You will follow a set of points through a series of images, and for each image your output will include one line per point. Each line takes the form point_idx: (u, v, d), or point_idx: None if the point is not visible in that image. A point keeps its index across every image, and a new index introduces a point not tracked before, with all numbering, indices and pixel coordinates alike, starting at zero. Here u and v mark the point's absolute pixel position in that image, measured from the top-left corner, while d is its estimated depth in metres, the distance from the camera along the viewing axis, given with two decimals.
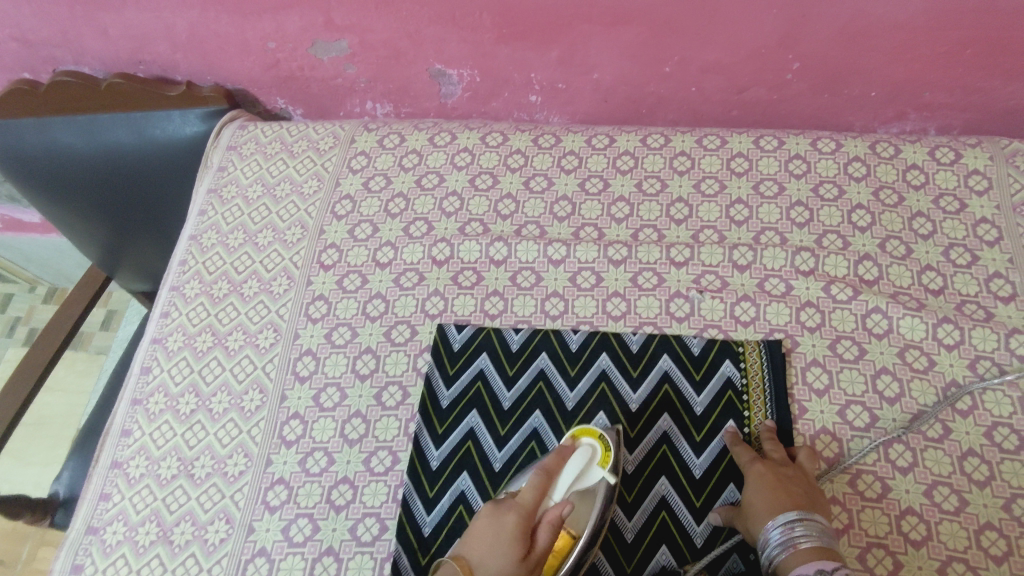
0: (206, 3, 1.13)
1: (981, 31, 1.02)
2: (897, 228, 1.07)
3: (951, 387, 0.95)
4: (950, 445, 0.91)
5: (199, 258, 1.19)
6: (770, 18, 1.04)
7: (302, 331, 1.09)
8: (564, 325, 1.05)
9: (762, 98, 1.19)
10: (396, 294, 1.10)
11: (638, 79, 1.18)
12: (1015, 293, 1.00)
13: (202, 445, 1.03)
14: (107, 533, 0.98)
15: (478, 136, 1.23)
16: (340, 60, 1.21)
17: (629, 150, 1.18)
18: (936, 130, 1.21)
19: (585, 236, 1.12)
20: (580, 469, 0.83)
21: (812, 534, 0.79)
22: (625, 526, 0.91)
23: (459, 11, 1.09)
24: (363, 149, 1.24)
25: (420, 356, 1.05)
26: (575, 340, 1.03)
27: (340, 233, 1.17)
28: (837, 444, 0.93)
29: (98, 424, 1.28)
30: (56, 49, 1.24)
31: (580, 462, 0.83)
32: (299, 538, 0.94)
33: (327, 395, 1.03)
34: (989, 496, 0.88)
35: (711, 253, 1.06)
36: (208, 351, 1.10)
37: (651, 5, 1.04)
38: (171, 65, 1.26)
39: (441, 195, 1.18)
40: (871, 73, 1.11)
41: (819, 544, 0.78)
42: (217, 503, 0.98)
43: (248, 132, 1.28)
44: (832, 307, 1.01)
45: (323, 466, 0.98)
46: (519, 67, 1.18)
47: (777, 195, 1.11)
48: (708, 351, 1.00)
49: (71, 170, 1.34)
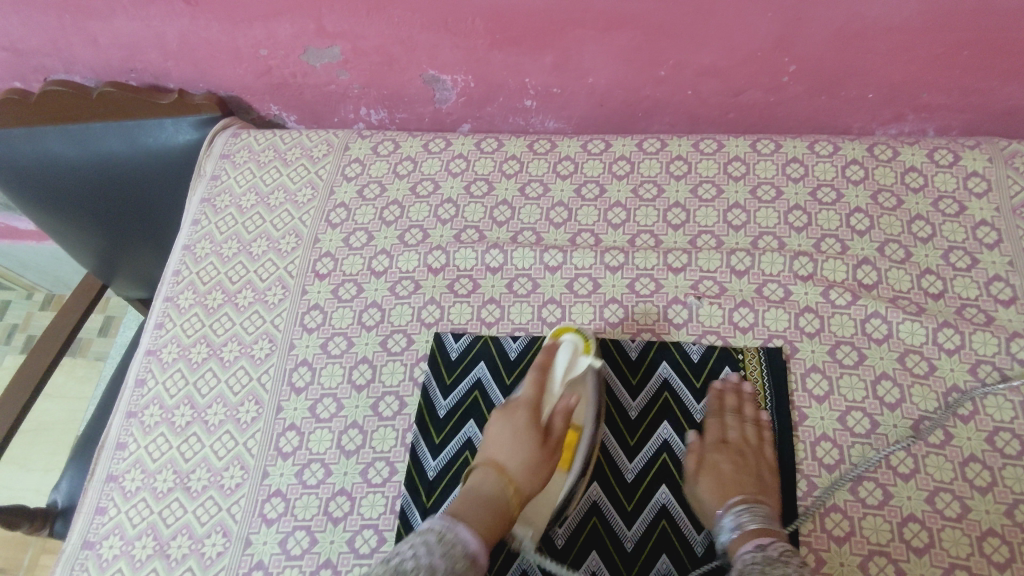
0: (196, 11, 1.08)
1: (978, 32, 1.00)
2: (895, 231, 1.05)
3: (952, 394, 0.92)
4: (951, 451, 0.89)
5: (193, 267, 1.15)
6: (764, 25, 1.03)
7: (298, 341, 1.05)
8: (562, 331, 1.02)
9: (758, 100, 1.17)
10: (392, 302, 1.07)
11: (634, 83, 1.15)
12: (1015, 296, 0.99)
13: (198, 457, 0.98)
14: (103, 548, 0.94)
15: (473, 142, 1.20)
16: (333, 66, 1.17)
17: (625, 154, 1.16)
18: (935, 130, 1.19)
19: (582, 242, 1.09)
20: (568, 358, 0.95)
21: (758, 517, 0.83)
22: (556, 533, 0.90)
23: (452, 16, 1.06)
24: (357, 157, 1.21)
25: (416, 365, 1.01)
26: None
27: (335, 241, 1.13)
28: (837, 451, 0.91)
29: (93, 431, 1.23)
30: (46, 58, 1.19)
31: (567, 353, 0.95)
32: (296, 552, 0.90)
33: (323, 406, 1.00)
34: (991, 502, 0.86)
35: (710, 259, 1.04)
36: (203, 362, 1.06)
37: (647, 10, 1.02)
38: (164, 73, 1.21)
39: (436, 203, 1.15)
40: (870, 77, 1.10)
41: (762, 526, 0.82)
42: (214, 515, 0.94)
43: (241, 140, 1.24)
44: (831, 312, 0.98)
45: (320, 478, 0.95)
46: (514, 72, 1.15)
47: (775, 199, 1.09)
48: (707, 358, 0.98)
49: (65, 179, 1.29)
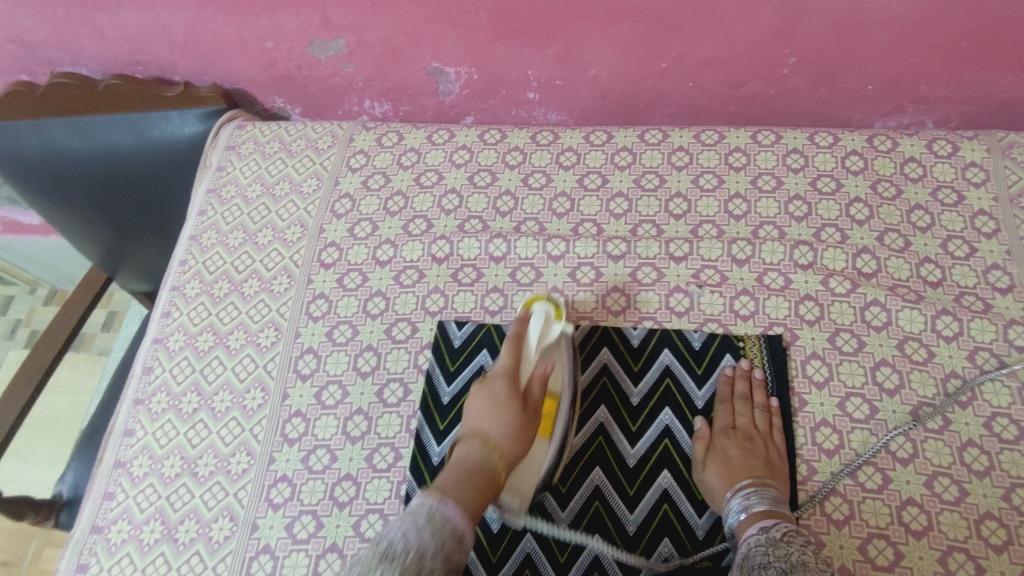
0: (201, 3, 1.02)
1: (973, 21, 0.89)
2: (893, 221, 0.94)
3: (951, 381, 0.84)
4: (950, 436, 0.81)
5: (199, 258, 1.06)
6: (766, 15, 0.92)
7: (303, 329, 0.97)
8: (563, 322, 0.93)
9: (758, 93, 1.04)
10: (396, 291, 0.98)
11: (635, 74, 1.04)
12: (1014, 285, 0.89)
13: (205, 444, 0.91)
14: (111, 532, 0.87)
15: (476, 133, 1.10)
16: (338, 59, 1.09)
17: (627, 146, 1.05)
18: (931, 121, 1.06)
19: (585, 231, 0.99)
20: (542, 326, 0.86)
21: (766, 499, 0.76)
22: (559, 516, 0.82)
23: (456, 8, 0.96)
24: (362, 148, 1.12)
25: (420, 352, 0.93)
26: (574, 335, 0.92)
27: (340, 232, 1.04)
28: (837, 436, 0.82)
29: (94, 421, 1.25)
30: (53, 51, 1.15)
31: (539, 321, 0.86)
32: (303, 535, 0.83)
33: (329, 393, 0.92)
34: (989, 486, 0.78)
35: (711, 248, 0.94)
36: (210, 350, 0.98)
37: (647, 3, 0.92)
38: (169, 66, 1.16)
39: (441, 192, 1.05)
40: (876, 67, 0.97)
41: (771, 507, 0.75)
42: (221, 500, 0.87)
43: (246, 131, 1.17)
44: (830, 300, 0.89)
45: (326, 463, 0.87)
46: (513, 62, 1.04)
47: (775, 189, 0.98)
48: (708, 345, 0.89)
49: (70, 172, 1.27)
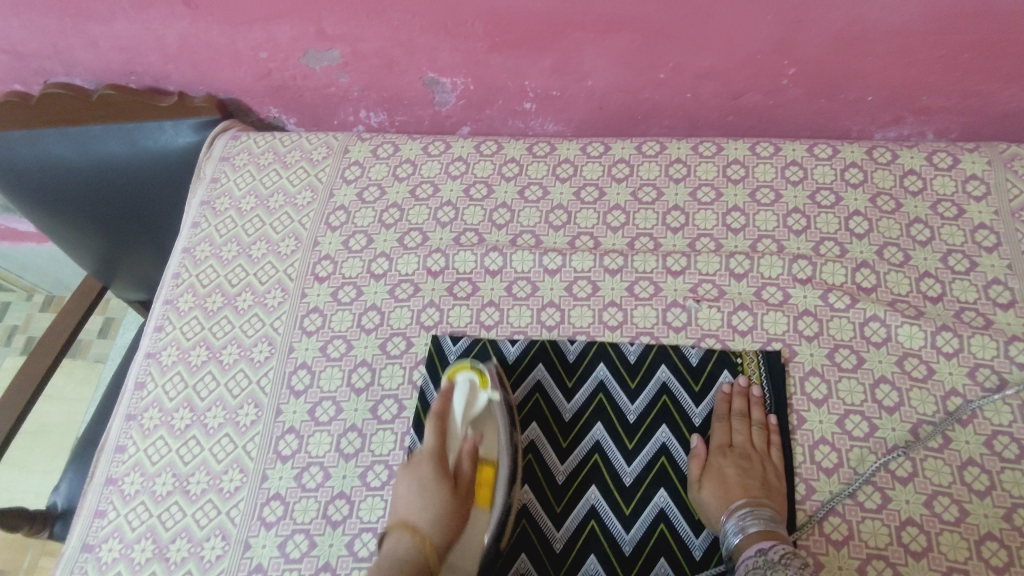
0: (196, 14, 1.01)
1: (979, 34, 0.88)
2: (892, 236, 0.94)
3: (951, 399, 0.83)
4: (950, 455, 0.80)
5: (193, 271, 1.05)
6: (763, 24, 0.91)
7: (297, 345, 0.96)
8: (561, 335, 0.92)
9: (758, 103, 1.03)
10: (391, 305, 0.97)
11: (633, 85, 1.03)
12: (1015, 299, 0.88)
13: (198, 460, 0.90)
14: (102, 551, 0.86)
15: (472, 145, 1.09)
16: (333, 69, 1.08)
17: (624, 157, 1.04)
18: (936, 134, 1.04)
19: (581, 245, 0.99)
20: (466, 397, 0.86)
21: (762, 519, 0.75)
22: (554, 536, 0.81)
23: (451, 18, 0.96)
24: (357, 159, 1.10)
25: (415, 368, 0.92)
26: (572, 350, 0.91)
27: (335, 244, 1.03)
28: (836, 455, 0.82)
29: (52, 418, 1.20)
30: (46, 61, 1.13)
31: (463, 391, 0.86)
32: (296, 554, 0.82)
33: (322, 409, 0.91)
34: (990, 506, 0.77)
35: (709, 262, 0.93)
36: (203, 365, 0.97)
37: (647, 12, 0.91)
38: (163, 76, 1.14)
39: (436, 204, 1.05)
40: (878, 78, 0.96)
41: (767, 528, 0.75)
42: (213, 519, 0.86)
43: (241, 142, 1.15)
44: (829, 316, 0.88)
45: (319, 481, 0.86)
46: (505, 73, 1.04)
47: (774, 203, 0.97)
48: (706, 361, 0.89)
49: (63, 184, 1.21)
